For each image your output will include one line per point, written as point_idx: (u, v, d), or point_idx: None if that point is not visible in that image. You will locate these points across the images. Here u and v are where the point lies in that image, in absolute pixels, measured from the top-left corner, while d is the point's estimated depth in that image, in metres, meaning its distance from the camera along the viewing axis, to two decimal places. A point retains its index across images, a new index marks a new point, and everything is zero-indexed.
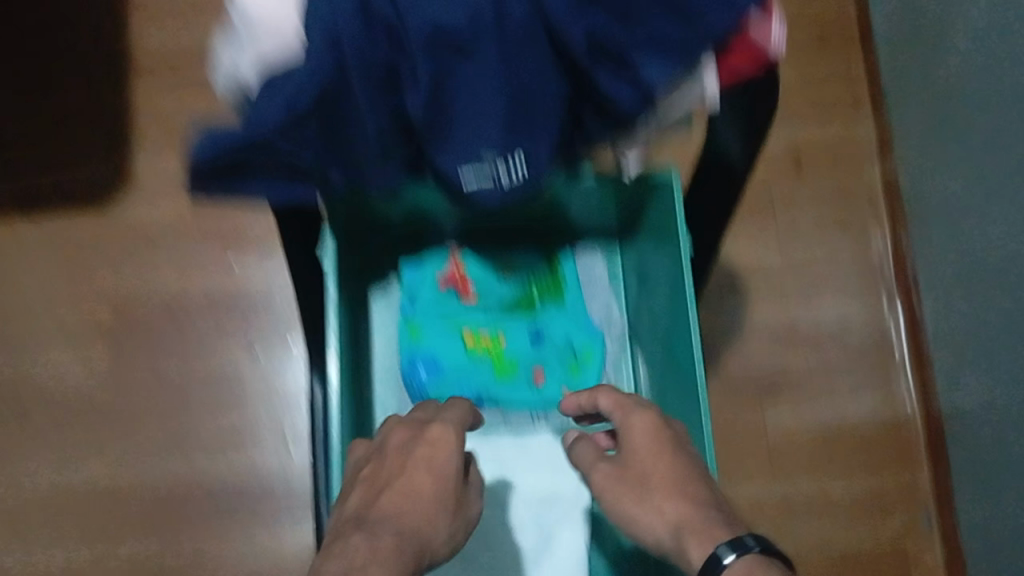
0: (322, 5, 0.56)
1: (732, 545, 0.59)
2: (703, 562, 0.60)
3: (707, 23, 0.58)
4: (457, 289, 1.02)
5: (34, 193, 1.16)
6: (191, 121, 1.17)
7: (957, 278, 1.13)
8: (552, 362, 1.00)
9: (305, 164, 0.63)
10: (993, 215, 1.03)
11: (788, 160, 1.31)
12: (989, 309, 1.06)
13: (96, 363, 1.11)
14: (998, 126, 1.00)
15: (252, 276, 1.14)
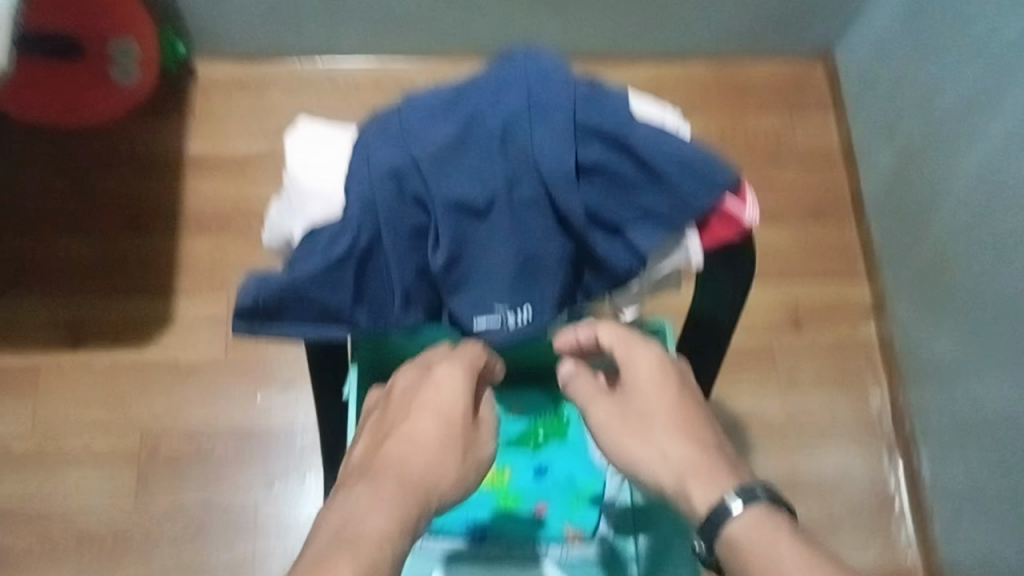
0: (361, 178, 0.64)
1: (739, 492, 0.58)
2: (705, 512, 0.58)
3: (690, 200, 0.65)
4: None
5: (69, 326, 1.22)
6: (229, 266, 1.26)
7: (955, 432, 1.18)
8: (557, 504, 0.83)
9: (333, 304, 0.66)
10: (1005, 359, 1.06)
11: (787, 312, 1.35)
12: (997, 462, 1.09)
13: (122, 491, 1.17)
14: (1006, 269, 1.05)
15: (272, 412, 1.22)
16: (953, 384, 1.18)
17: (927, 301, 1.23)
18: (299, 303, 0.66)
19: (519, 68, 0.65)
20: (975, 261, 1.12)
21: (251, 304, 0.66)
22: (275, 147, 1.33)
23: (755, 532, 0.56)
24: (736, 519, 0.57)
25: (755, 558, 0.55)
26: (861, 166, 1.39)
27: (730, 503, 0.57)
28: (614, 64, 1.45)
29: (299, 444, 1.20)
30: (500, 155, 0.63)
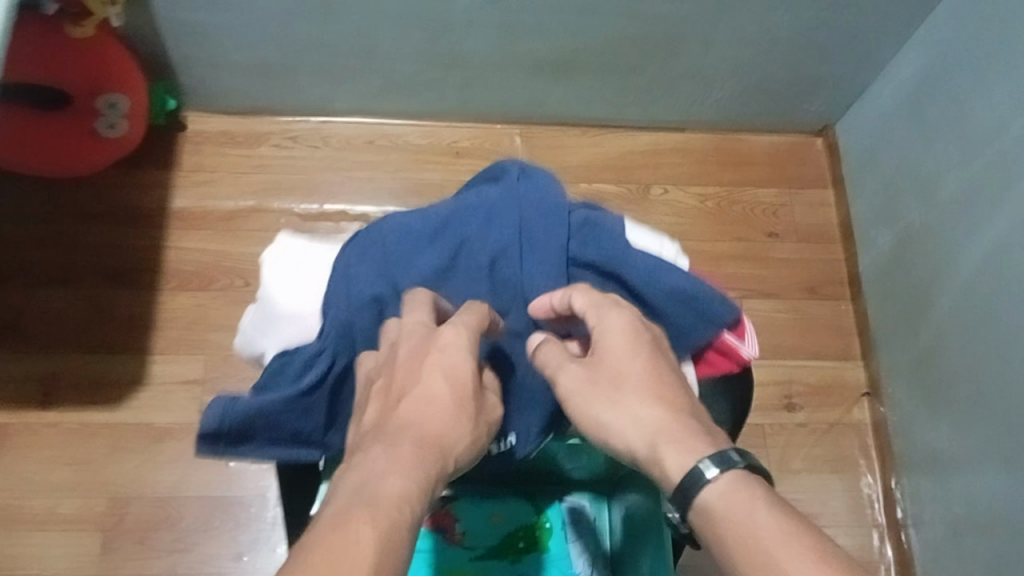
0: (340, 303, 0.65)
1: (716, 459, 0.54)
2: (678, 480, 0.55)
3: (687, 335, 0.66)
4: (440, 530, 0.83)
5: (40, 381, 1.19)
6: (210, 326, 1.24)
7: (950, 528, 1.14)
8: None
9: (304, 428, 0.65)
10: (1001, 445, 1.03)
11: (781, 392, 1.32)
12: (991, 562, 1.05)
13: (85, 556, 1.12)
14: (1002, 353, 1.04)
15: (247, 480, 1.18)
16: (948, 477, 1.15)
17: (925, 389, 1.20)
18: (271, 430, 0.64)
19: (518, 190, 0.67)
20: (975, 353, 1.09)
21: (215, 427, 0.63)
22: (263, 206, 1.32)
23: (732, 500, 0.53)
24: (712, 486, 0.54)
25: (733, 530, 0.52)
26: (859, 247, 1.37)
27: (706, 468, 0.54)
28: (611, 131, 1.43)
29: (270, 514, 1.16)
30: (489, 285, 0.66)
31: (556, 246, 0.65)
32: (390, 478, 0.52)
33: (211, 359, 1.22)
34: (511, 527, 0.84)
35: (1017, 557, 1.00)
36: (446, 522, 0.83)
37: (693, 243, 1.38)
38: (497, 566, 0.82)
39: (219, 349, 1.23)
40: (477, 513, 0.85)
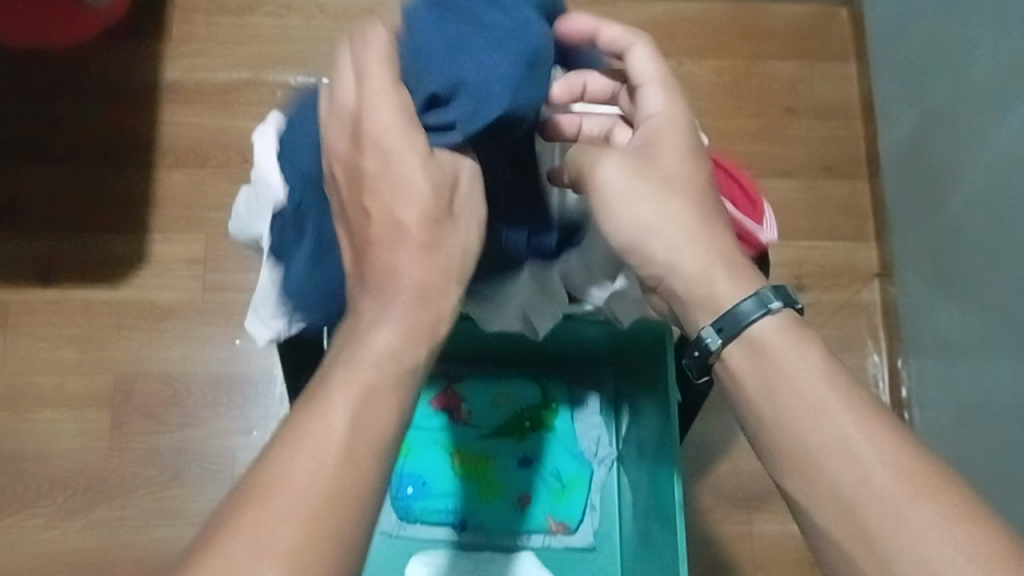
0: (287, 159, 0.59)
1: (779, 291, 0.57)
2: (730, 308, 0.58)
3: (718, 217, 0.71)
4: (449, 410, 0.87)
5: (39, 260, 1.17)
6: (209, 204, 1.21)
7: (954, 414, 1.15)
8: (539, 487, 0.87)
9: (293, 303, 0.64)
10: (1005, 336, 1.03)
11: (790, 272, 1.30)
12: (991, 448, 1.06)
13: (94, 430, 1.13)
14: (1010, 245, 1.02)
15: (255, 358, 1.18)
16: (959, 365, 1.14)
17: (940, 276, 1.18)
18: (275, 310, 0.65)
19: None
20: (992, 243, 1.06)
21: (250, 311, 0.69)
22: (260, 79, 1.26)
23: (781, 333, 0.56)
24: (766, 319, 0.57)
25: (790, 359, 0.55)
26: (880, 125, 1.32)
27: (766, 298, 0.57)
28: (622, 0, 1.36)
29: (277, 392, 1.17)
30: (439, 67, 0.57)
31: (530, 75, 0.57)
32: (378, 333, 0.50)
33: (211, 238, 1.20)
34: (518, 410, 0.87)
35: (1014, 442, 1.01)
36: (455, 405, 0.87)
37: (706, 120, 1.34)
38: (504, 442, 0.87)
39: (218, 228, 1.20)
40: (485, 391, 0.87)
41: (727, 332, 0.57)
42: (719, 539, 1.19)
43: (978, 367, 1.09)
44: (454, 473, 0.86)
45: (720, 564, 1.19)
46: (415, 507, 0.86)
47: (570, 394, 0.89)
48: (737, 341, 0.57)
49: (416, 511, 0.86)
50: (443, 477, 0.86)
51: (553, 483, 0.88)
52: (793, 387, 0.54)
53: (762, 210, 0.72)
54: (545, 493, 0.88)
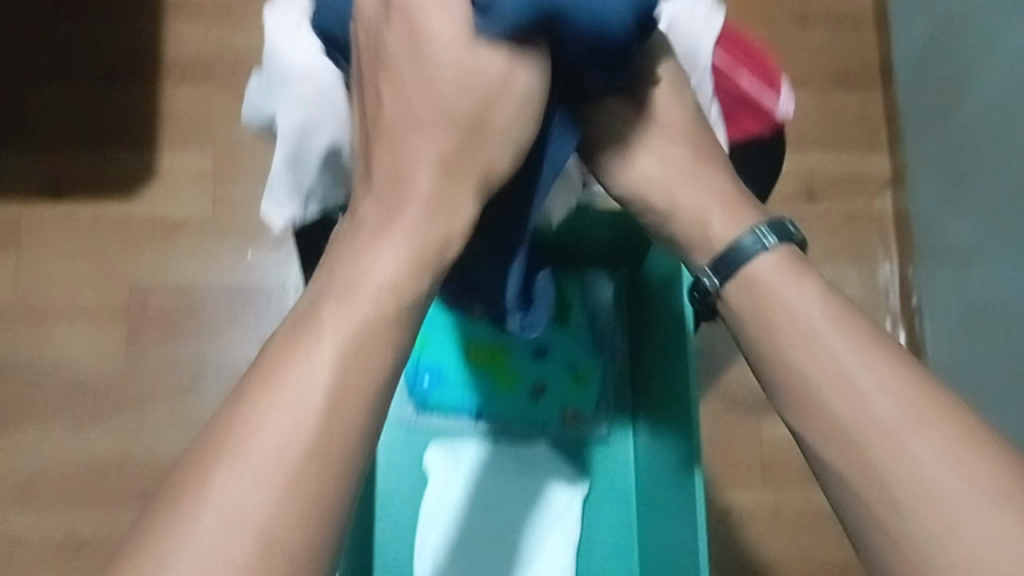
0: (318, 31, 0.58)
1: (774, 229, 0.55)
2: (726, 248, 0.56)
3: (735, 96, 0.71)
4: None
5: (50, 176, 1.18)
6: (217, 119, 1.20)
7: (965, 322, 1.15)
8: (553, 380, 0.90)
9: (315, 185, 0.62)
10: (1015, 243, 1.02)
11: (802, 184, 1.29)
12: (1000, 355, 1.06)
13: (111, 343, 1.15)
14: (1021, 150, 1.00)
15: (268, 271, 1.18)
16: (969, 271, 1.13)
17: (952, 182, 1.16)
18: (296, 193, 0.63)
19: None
20: (1006, 145, 1.04)
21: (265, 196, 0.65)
22: None
23: (787, 258, 0.54)
24: (768, 255, 0.54)
25: (778, 279, 0.53)
26: (895, 32, 1.30)
27: (759, 236, 0.55)
28: None
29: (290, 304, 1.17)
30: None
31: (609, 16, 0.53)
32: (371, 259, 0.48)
33: (219, 153, 1.19)
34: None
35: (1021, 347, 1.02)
36: None
37: None
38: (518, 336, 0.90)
39: (226, 143, 1.20)
40: None
41: (721, 272, 0.56)
42: (729, 446, 1.21)
43: (988, 276, 1.09)
44: (470, 366, 0.89)
45: (729, 470, 1.21)
46: (432, 399, 0.90)
47: (582, 290, 0.91)
48: (731, 281, 0.55)
49: (432, 402, 0.90)
50: (459, 369, 0.89)
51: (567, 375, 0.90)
52: (790, 315, 0.51)
53: (780, 84, 0.72)
54: (559, 386, 0.90)
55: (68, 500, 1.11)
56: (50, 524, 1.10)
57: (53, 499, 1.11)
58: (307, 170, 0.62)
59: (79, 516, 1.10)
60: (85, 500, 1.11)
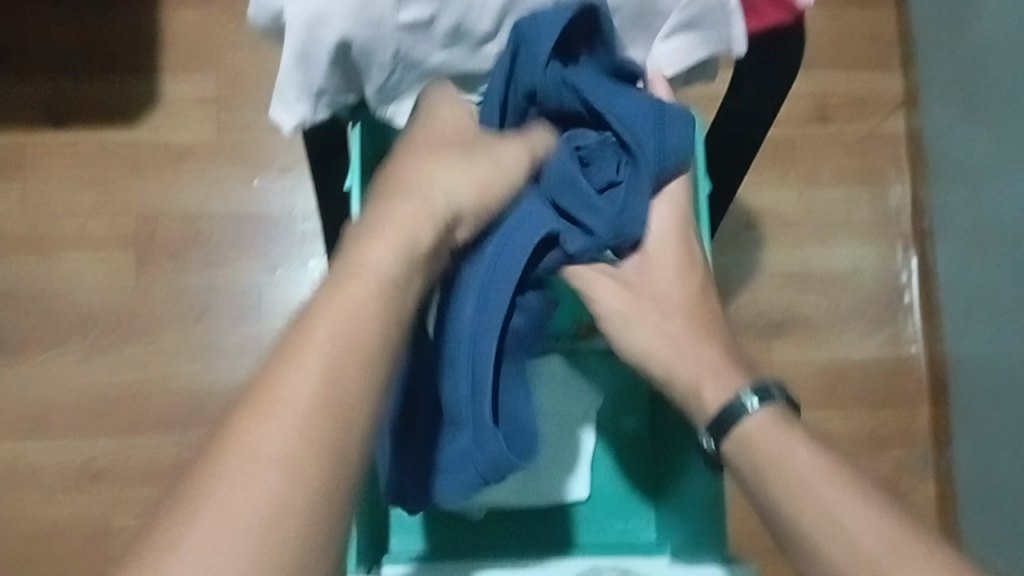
0: None
1: (759, 390, 0.63)
2: (718, 410, 0.64)
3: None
4: None
5: (52, 102, 1.16)
6: (218, 43, 1.18)
7: (969, 243, 1.13)
8: None
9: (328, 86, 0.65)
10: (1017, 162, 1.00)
11: (813, 106, 1.27)
12: (1002, 275, 1.05)
13: (119, 270, 1.14)
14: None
15: (275, 197, 1.17)
16: (974, 192, 1.12)
17: (963, 96, 1.13)
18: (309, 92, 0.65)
19: (638, 103, 0.67)
20: (1007, 59, 1.01)
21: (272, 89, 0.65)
22: None
23: (769, 421, 0.62)
24: (752, 416, 0.62)
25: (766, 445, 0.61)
26: None
27: (747, 396, 0.63)
28: None
29: (299, 229, 1.17)
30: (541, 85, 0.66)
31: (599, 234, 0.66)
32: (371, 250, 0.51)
33: (222, 77, 1.18)
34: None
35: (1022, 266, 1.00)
36: None
37: None
38: None
39: (229, 68, 1.18)
40: None
41: (715, 430, 0.64)
42: None
43: (991, 196, 1.07)
44: None
45: None
46: None
47: None
48: (726, 438, 0.63)
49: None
50: None
51: None
52: (781, 465, 0.60)
53: None
54: None
55: (81, 427, 1.11)
56: (65, 451, 1.11)
57: (65, 425, 1.11)
58: (316, 70, 0.63)
59: (91, 442, 1.11)
60: (98, 426, 1.11)
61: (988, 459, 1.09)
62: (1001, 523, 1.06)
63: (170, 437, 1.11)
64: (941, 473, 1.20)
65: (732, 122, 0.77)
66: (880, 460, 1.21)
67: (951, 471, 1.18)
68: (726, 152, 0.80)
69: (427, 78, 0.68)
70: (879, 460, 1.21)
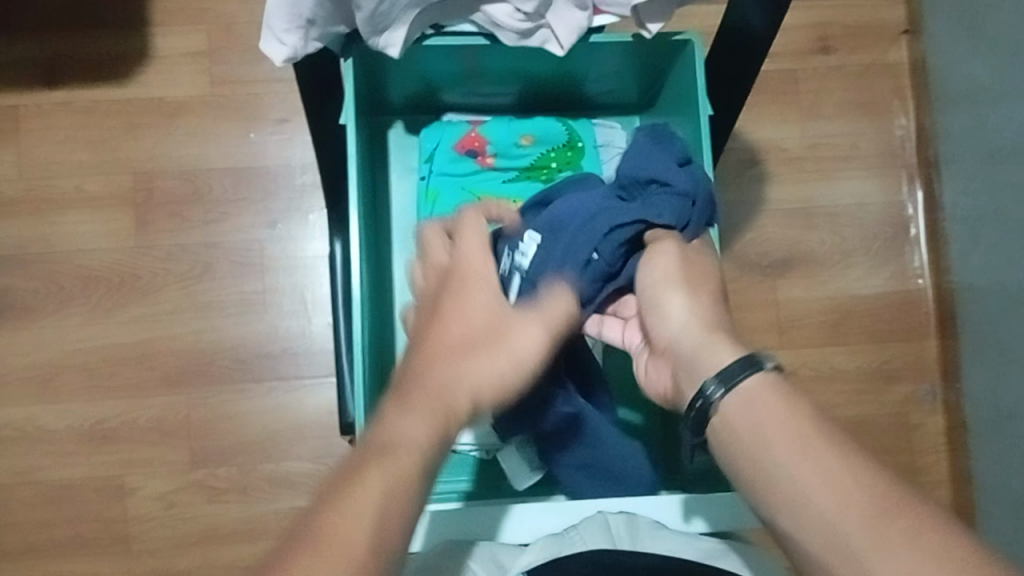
0: None
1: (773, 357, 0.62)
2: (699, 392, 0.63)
3: None
4: (474, 155, 0.86)
5: (42, 61, 1.15)
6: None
7: (975, 171, 1.12)
8: None
9: (314, 14, 0.65)
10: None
11: (814, 38, 1.25)
12: (1008, 202, 1.04)
13: (119, 228, 1.14)
14: None
15: (272, 151, 1.16)
16: (978, 118, 1.10)
17: (966, 18, 1.10)
18: (296, 25, 0.65)
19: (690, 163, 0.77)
20: None
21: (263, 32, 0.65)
22: None
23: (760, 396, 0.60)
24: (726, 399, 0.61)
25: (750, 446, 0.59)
26: None
27: (763, 360, 0.62)
28: None
29: (298, 182, 1.16)
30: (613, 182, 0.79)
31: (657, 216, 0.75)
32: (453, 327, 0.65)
33: (214, 30, 1.16)
34: (544, 149, 0.87)
35: None
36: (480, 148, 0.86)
37: None
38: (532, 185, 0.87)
39: (221, 21, 1.17)
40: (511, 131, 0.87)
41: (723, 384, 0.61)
42: (744, 309, 1.20)
43: (996, 122, 1.06)
44: None
45: (745, 331, 1.20)
46: None
47: (592, 131, 0.89)
48: (733, 393, 0.61)
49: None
50: None
51: None
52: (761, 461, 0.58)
53: None
54: None
55: (89, 388, 1.11)
56: (75, 412, 1.11)
57: (71, 387, 1.11)
58: None
59: (99, 403, 1.11)
60: (105, 386, 1.11)
61: (997, 390, 1.09)
62: (1014, 449, 1.05)
63: (178, 395, 1.12)
64: (950, 406, 1.20)
65: (733, 41, 0.75)
66: (889, 394, 1.21)
67: (960, 404, 1.18)
68: (727, 73, 0.79)
69: (417, 3, 0.67)
70: (888, 394, 1.21)
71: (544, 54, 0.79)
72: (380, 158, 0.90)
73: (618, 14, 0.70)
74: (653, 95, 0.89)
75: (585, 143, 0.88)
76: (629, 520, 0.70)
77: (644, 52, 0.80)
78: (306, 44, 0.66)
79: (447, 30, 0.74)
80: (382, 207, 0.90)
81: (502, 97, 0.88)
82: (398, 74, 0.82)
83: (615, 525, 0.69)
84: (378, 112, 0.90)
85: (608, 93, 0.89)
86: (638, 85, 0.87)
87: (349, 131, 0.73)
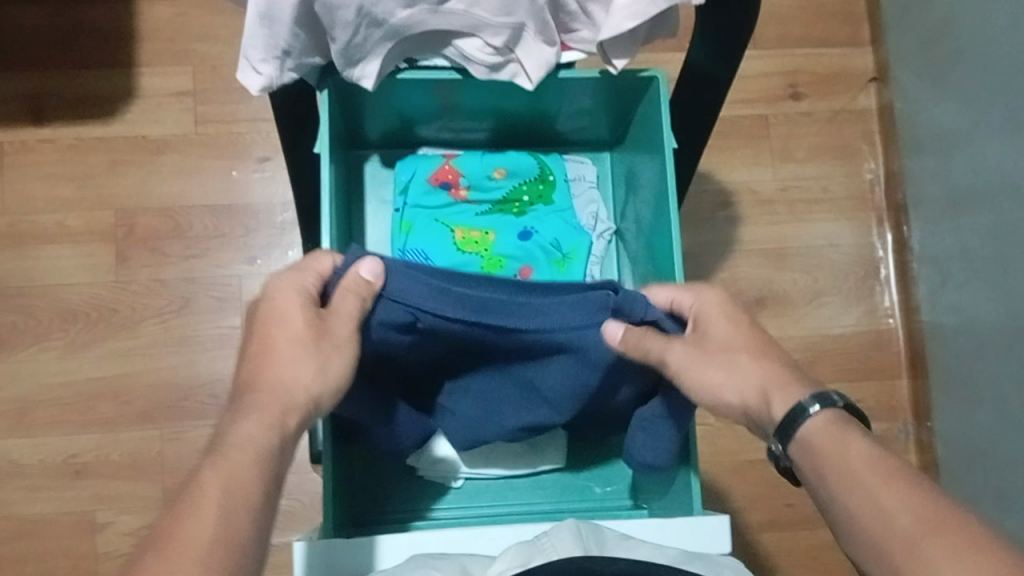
0: None
1: (817, 397, 0.57)
2: (786, 411, 0.58)
3: None
4: (448, 185, 0.89)
5: (29, 99, 1.17)
6: (194, 38, 1.20)
7: (941, 212, 1.14)
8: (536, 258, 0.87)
9: (289, 48, 0.68)
10: (987, 131, 1.01)
11: (785, 85, 1.29)
12: (974, 242, 1.06)
13: (100, 263, 1.14)
14: (988, 33, 1.00)
15: (254, 189, 1.18)
16: (945, 160, 1.12)
17: (932, 63, 1.14)
18: (269, 57, 0.67)
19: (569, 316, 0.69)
20: (974, 32, 1.03)
21: (242, 64, 0.68)
22: None
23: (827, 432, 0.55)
24: (813, 419, 0.56)
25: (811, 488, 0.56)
26: None
27: (807, 402, 0.57)
28: None
29: (279, 219, 1.18)
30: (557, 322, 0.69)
31: (570, 398, 0.77)
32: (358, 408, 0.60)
33: (199, 70, 1.19)
34: (516, 182, 0.90)
35: (991, 232, 1.02)
36: (452, 178, 0.89)
37: None
38: (505, 218, 0.89)
39: (206, 61, 1.19)
40: (484, 162, 0.90)
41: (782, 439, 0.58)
42: None
43: (961, 166, 1.08)
44: (452, 247, 0.87)
45: None
46: None
47: (562, 163, 0.93)
48: (792, 442, 0.57)
49: None
50: (443, 250, 0.86)
51: (550, 254, 0.88)
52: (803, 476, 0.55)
53: None
54: (543, 266, 0.88)
55: (63, 421, 1.11)
56: (49, 446, 1.10)
57: (45, 421, 1.11)
58: (282, 27, 0.67)
59: (72, 436, 1.11)
60: (79, 419, 1.11)
61: (968, 429, 1.10)
62: (982, 486, 1.06)
63: (152, 429, 1.11)
64: (923, 445, 1.20)
65: (696, 76, 0.78)
66: None
67: (933, 444, 1.19)
68: (691, 108, 0.82)
69: (391, 36, 0.71)
70: None
71: (517, 91, 0.82)
72: (355, 188, 0.92)
73: (586, 50, 0.76)
74: (621, 131, 0.92)
75: (556, 176, 0.91)
76: (596, 531, 0.65)
77: (612, 89, 0.83)
78: (282, 75, 0.69)
79: (420, 64, 0.78)
80: (357, 236, 0.91)
81: (476, 133, 0.91)
82: (374, 109, 0.85)
83: (585, 532, 0.64)
84: (355, 145, 0.93)
85: (578, 130, 0.93)
86: (608, 122, 0.90)
87: (323, 162, 0.76)
